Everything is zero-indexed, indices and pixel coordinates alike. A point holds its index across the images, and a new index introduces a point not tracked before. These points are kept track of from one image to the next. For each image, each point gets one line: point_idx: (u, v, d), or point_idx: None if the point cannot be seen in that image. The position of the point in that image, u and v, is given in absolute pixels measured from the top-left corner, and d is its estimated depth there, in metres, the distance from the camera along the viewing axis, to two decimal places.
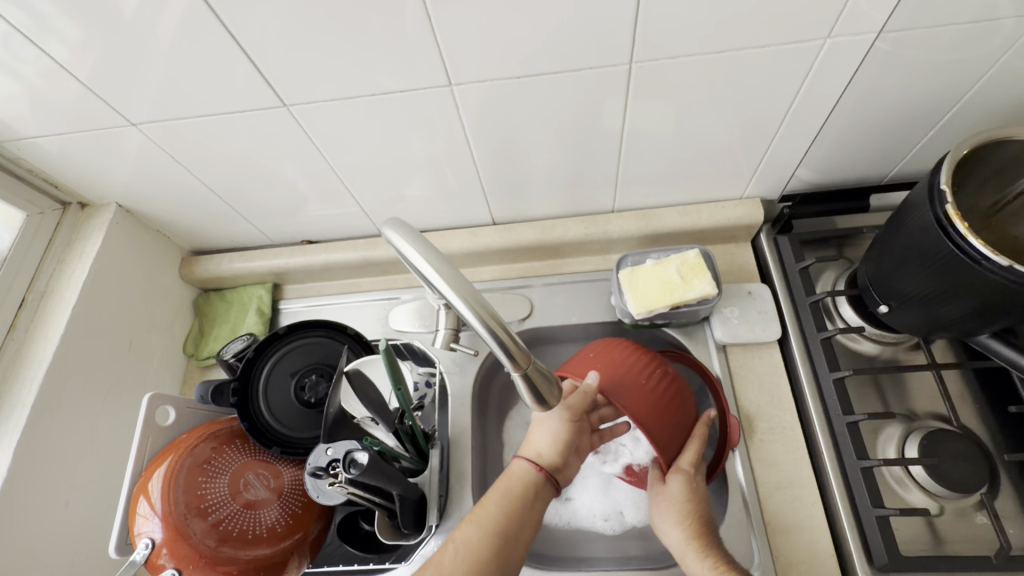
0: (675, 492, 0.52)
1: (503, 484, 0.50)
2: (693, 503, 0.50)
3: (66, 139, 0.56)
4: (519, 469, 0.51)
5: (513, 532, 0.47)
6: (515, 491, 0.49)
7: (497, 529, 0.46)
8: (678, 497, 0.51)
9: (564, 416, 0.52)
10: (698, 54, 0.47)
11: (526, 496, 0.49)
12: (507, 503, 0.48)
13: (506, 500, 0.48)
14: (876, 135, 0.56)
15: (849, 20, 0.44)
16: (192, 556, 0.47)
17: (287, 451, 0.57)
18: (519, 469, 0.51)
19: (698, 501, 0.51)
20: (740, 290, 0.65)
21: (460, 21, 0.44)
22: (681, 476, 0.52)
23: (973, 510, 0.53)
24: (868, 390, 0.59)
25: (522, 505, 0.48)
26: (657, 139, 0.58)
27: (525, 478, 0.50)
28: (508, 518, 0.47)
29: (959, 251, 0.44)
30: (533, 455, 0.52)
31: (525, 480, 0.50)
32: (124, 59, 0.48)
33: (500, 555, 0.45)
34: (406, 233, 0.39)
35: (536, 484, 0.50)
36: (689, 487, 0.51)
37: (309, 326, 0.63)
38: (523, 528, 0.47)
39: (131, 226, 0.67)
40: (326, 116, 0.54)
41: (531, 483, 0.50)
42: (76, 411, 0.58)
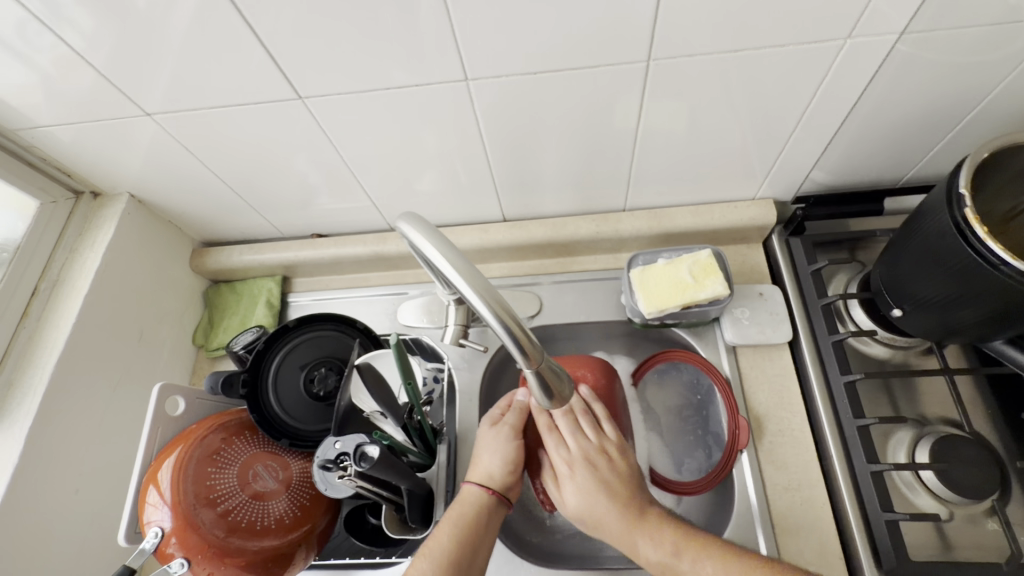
0: (574, 494, 0.49)
1: (457, 512, 0.50)
2: (598, 494, 0.48)
3: (79, 129, 0.56)
4: (472, 496, 0.50)
5: (470, 553, 0.46)
6: (464, 519, 0.48)
7: (455, 554, 0.46)
8: (584, 504, 0.49)
9: (509, 434, 0.54)
10: (716, 52, 0.47)
11: (482, 518, 0.49)
12: (457, 532, 0.47)
13: (461, 525, 0.48)
14: (893, 138, 0.56)
15: (871, 20, 0.43)
16: (201, 546, 0.47)
17: (296, 444, 0.57)
18: (471, 494, 0.51)
19: (603, 491, 0.48)
20: (750, 291, 0.65)
21: (477, 15, 0.44)
22: (575, 478, 0.50)
23: (983, 516, 0.52)
24: (879, 393, 0.59)
25: (480, 526, 0.48)
26: (670, 138, 0.57)
27: (478, 504, 0.50)
28: (463, 538, 0.47)
29: (978, 256, 0.43)
30: (481, 478, 0.52)
31: (479, 504, 0.50)
32: (138, 48, 0.48)
33: None
34: (422, 227, 0.40)
35: (489, 507, 0.50)
36: (582, 487, 0.49)
37: (320, 319, 0.63)
38: (480, 547, 0.47)
39: (142, 216, 0.68)
40: (340, 110, 0.54)
41: (482, 507, 0.50)
42: (87, 400, 0.58)
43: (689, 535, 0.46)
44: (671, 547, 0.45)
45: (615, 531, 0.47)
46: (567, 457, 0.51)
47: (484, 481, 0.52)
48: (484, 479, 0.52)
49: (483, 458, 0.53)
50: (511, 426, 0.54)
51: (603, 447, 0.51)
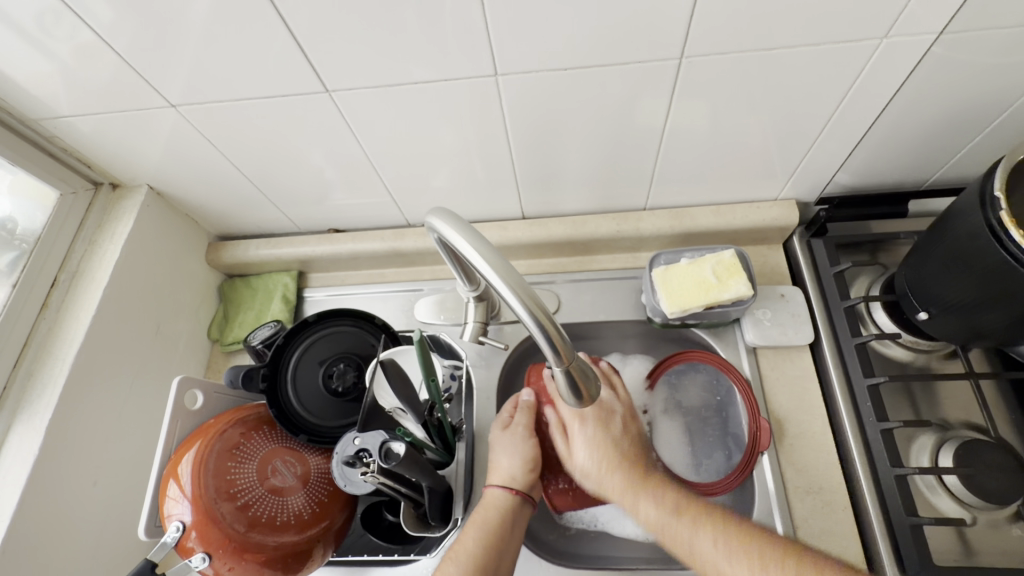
0: (583, 448, 0.52)
1: (485, 514, 0.49)
2: (606, 449, 0.51)
3: (101, 119, 0.56)
4: (497, 498, 0.50)
5: (497, 557, 0.46)
6: (490, 522, 0.48)
7: (482, 557, 0.45)
8: (589, 459, 0.52)
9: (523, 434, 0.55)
10: (749, 50, 0.46)
11: (508, 521, 0.49)
12: (482, 535, 0.47)
13: (486, 528, 0.48)
14: (921, 139, 0.56)
15: (909, 20, 0.43)
16: (222, 540, 0.47)
17: (313, 439, 0.57)
18: (497, 498, 0.50)
19: (610, 451, 0.51)
20: (772, 293, 0.65)
21: (510, 9, 0.43)
22: (584, 433, 0.53)
23: (1007, 522, 0.52)
24: (900, 397, 0.59)
25: (507, 528, 0.48)
26: (697, 137, 0.57)
27: (503, 507, 0.50)
28: (489, 542, 0.46)
29: (1011, 258, 0.43)
30: (502, 480, 0.52)
31: (504, 507, 0.50)
32: (165, 38, 0.47)
33: None
34: (453, 222, 0.39)
35: (514, 509, 0.50)
36: (592, 441, 0.52)
37: (339, 315, 0.63)
38: (507, 549, 0.47)
39: (160, 208, 0.67)
40: (365, 104, 0.54)
41: (508, 510, 0.49)
42: (106, 392, 0.58)
43: (687, 503, 0.47)
44: (668, 512, 0.47)
45: (615, 485, 0.50)
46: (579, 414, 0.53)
47: (507, 483, 0.51)
48: (505, 481, 0.52)
49: (499, 463, 0.53)
50: (524, 426, 0.55)
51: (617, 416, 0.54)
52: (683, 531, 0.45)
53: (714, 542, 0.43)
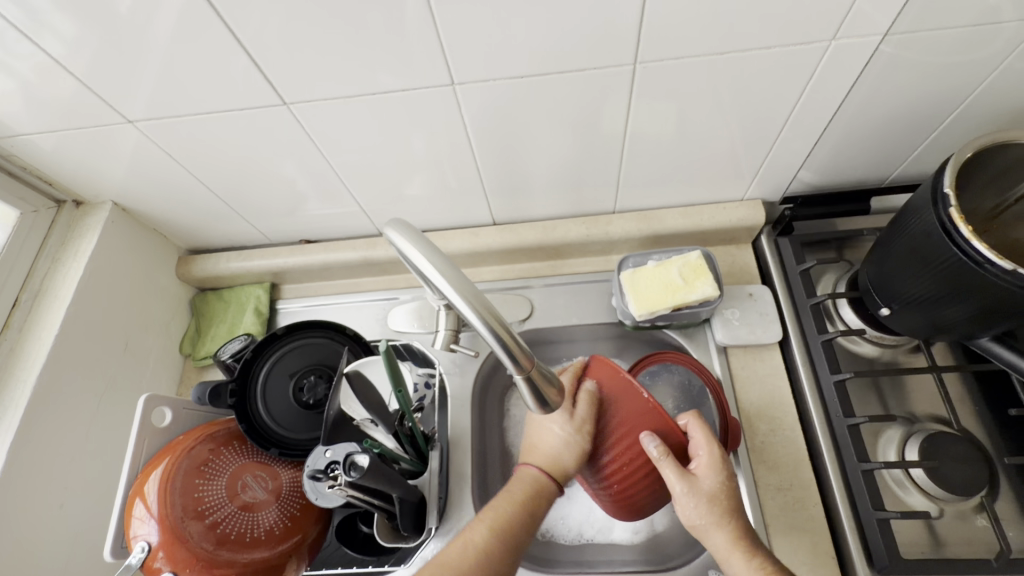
0: (709, 484, 0.45)
1: (509, 495, 0.48)
2: (717, 498, 0.45)
3: (61, 137, 0.56)
4: (527, 478, 0.48)
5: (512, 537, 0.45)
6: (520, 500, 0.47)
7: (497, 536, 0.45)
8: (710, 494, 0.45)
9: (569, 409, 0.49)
10: (700, 55, 0.47)
11: (539, 501, 0.47)
12: (497, 522, 0.45)
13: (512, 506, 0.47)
14: (878, 137, 0.56)
15: (854, 22, 0.44)
16: (189, 559, 0.46)
17: (284, 453, 0.56)
18: (529, 478, 0.48)
19: (723, 501, 0.45)
20: (740, 292, 0.65)
21: (462, 20, 0.44)
22: (710, 472, 0.45)
23: (973, 513, 0.52)
24: (869, 392, 0.59)
25: (523, 517, 0.46)
26: (659, 140, 0.57)
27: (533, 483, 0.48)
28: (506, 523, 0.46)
29: (962, 255, 0.44)
30: (539, 459, 0.49)
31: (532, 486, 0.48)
32: (120, 55, 0.47)
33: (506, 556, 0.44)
34: (408, 232, 0.39)
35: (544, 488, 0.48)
36: (714, 470, 0.45)
37: (305, 327, 0.62)
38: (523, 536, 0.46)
39: (126, 225, 0.67)
40: (326, 116, 0.54)
41: (537, 487, 0.48)
42: (70, 411, 0.57)
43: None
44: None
45: (721, 547, 0.44)
46: (709, 452, 0.46)
47: (545, 463, 0.48)
48: (544, 462, 0.48)
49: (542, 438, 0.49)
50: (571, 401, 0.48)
51: (718, 468, 0.45)
52: None
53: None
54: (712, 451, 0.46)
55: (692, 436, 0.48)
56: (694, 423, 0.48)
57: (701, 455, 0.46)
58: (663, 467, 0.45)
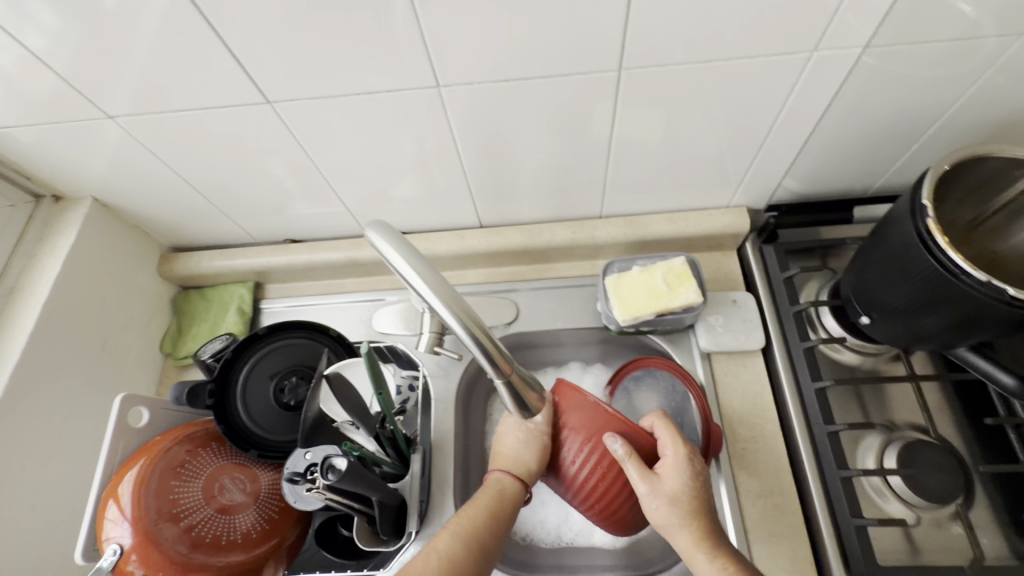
0: (672, 484, 0.45)
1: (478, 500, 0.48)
2: (682, 497, 0.45)
3: (39, 131, 0.55)
4: (494, 485, 0.50)
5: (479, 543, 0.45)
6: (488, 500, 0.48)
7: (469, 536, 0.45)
8: (675, 496, 0.45)
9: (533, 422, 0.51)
10: (684, 63, 0.47)
11: (506, 505, 0.48)
12: (467, 524, 0.45)
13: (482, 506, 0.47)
14: (862, 147, 0.57)
15: (837, 33, 0.44)
16: (163, 562, 0.46)
17: (264, 455, 0.56)
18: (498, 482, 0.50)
19: (687, 502, 0.44)
20: (724, 298, 0.66)
21: (447, 22, 0.44)
22: (675, 472, 0.45)
23: (949, 520, 0.53)
24: (849, 399, 0.60)
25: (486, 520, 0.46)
26: (644, 146, 0.58)
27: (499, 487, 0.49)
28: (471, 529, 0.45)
29: (939, 265, 0.44)
30: (503, 463, 0.51)
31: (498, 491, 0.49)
32: (98, 49, 0.46)
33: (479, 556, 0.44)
34: (387, 234, 0.39)
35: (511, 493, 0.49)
36: (678, 469, 0.46)
37: (289, 327, 0.62)
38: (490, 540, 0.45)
39: (106, 221, 0.66)
40: (311, 115, 0.53)
41: (504, 492, 0.49)
42: (43, 411, 0.56)
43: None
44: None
45: (685, 547, 0.44)
46: (675, 449, 0.47)
47: (510, 461, 0.51)
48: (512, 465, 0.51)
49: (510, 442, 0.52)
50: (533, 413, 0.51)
51: (685, 468, 0.46)
52: None
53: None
54: (677, 450, 0.47)
55: (658, 437, 0.48)
56: (660, 424, 0.49)
57: (668, 455, 0.47)
58: (626, 466, 0.46)
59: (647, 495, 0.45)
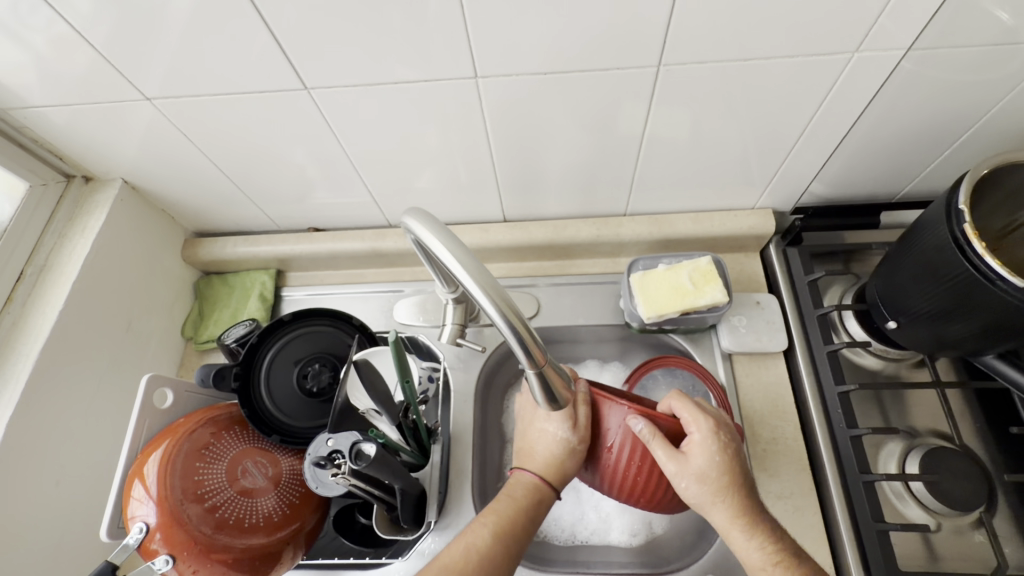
0: (701, 461, 0.44)
1: (509, 500, 0.48)
2: (714, 474, 0.43)
3: (74, 111, 0.55)
4: (523, 484, 0.48)
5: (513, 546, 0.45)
6: (518, 504, 0.47)
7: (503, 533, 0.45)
8: (707, 472, 0.43)
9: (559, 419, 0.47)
10: (722, 61, 0.47)
11: (538, 507, 0.48)
12: (500, 525, 0.45)
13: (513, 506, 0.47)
14: (893, 152, 0.57)
15: (878, 35, 0.44)
16: (187, 542, 0.46)
17: (286, 441, 0.56)
18: (528, 486, 0.48)
19: (720, 476, 0.43)
20: (747, 300, 0.66)
21: (489, 13, 0.44)
22: (702, 449, 0.44)
23: (971, 528, 0.53)
24: (870, 405, 0.60)
25: (524, 522, 0.46)
26: (674, 144, 0.58)
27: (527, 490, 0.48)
28: (504, 532, 0.45)
29: (975, 270, 0.44)
30: (536, 465, 0.48)
31: (528, 491, 0.48)
32: (139, 30, 0.47)
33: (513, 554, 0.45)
34: (428, 223, 0.40)
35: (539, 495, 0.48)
36: (704, 445, 0.44)
37: (314, 314, 0.62)
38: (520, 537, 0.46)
39: (135, 203, 0.66)
40: (345, 103, 0.54)
41: (533, 496, 0.48)
42: (69, 390, 0.56)
43: (798, 567, 0.42)
44: (772, 563, 0.42)
45: (723, 523, 0.44)
46: (699, 426, 0.45)
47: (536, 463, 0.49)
48: (544, 471, 0.48)
49: (542, 447, 0.48)
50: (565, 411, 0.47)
51: (712, 443, 0.44)
52: None
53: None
54: (702, 426, 0.45)
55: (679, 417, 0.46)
56: (678, 404, 0.47)
57: (692, 433, 0.45)
58: (653, 446, 0.44)
59: (678, 476, 0.44)
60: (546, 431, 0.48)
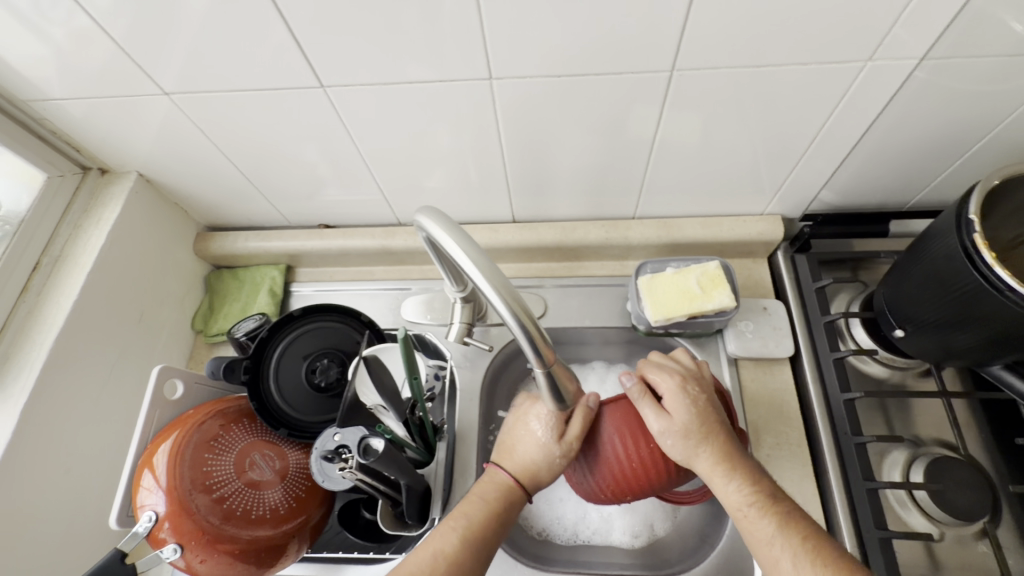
0: (678, 412, 0.45)
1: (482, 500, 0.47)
2: (691, 423, 0.45)
3: (93, 104, 0.56)
4: (497, 483, 0.48)
5: (480, 548, 0.44)
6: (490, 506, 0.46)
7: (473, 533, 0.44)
8: (686, 423, 0.45)
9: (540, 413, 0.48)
10: (735, 67, 0.48)
11: (508, 508, 0.47)
12: (468, 530, 0.44)
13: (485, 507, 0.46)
14: (904, 161, 0.57)
15: (892, 44, 0.44)
16: (195, 532, 0.47)
17: (294, 434, 0.56)
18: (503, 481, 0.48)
19: (697, 424, 0.45)
20: (755, 305, 0.66)
21: (505, 16, 0.44)
22: (676, 401, 0.46)
23: (974, 538, 0.53)
24: (875, 413, 0.60)
25: (492, 521, 0.45)
26: (684, 149, 0.58)
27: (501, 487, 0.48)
28: (471, 536, 0.44)
29: (984, 281, 0.44)
30: (512, 465, 0.48)
31: (500, 491, 0.47)
32: (158, 25, 0.47)
33: (481, 557, 0.44)
34: (442, 221, 0.40)
35: (511, 497, 0.47)
36: (678, 398, 0.46)
37: (324, 310, 0.63)
38: (489, 539, 0.45)
39: (149, 196, 0.67)
40: (359, 102, 0.54)
41: (506, 496, 0.47)
42: (82, 379, 0.57)
43: (777, 507, 0.42)
44: (755, 504, 0.42)
45: (710, 474, 0.44)
46: (671, 382, 0.47)
47: (515, 465, 0.48)
48: (522, 471, 0.48)
49: (523, 445, 0.49)
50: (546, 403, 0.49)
51: (684, 395, 0.46)
52: (761, 526, 0.41)
53: (780, 536, 0.40)
54: (671, 383, 0.47)
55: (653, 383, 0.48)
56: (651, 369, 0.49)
57: (664, 393, 0.47)
58: (642, 403, 0.47)
59: (661, 431, 0.45)
60: (526, 431, 0.49)
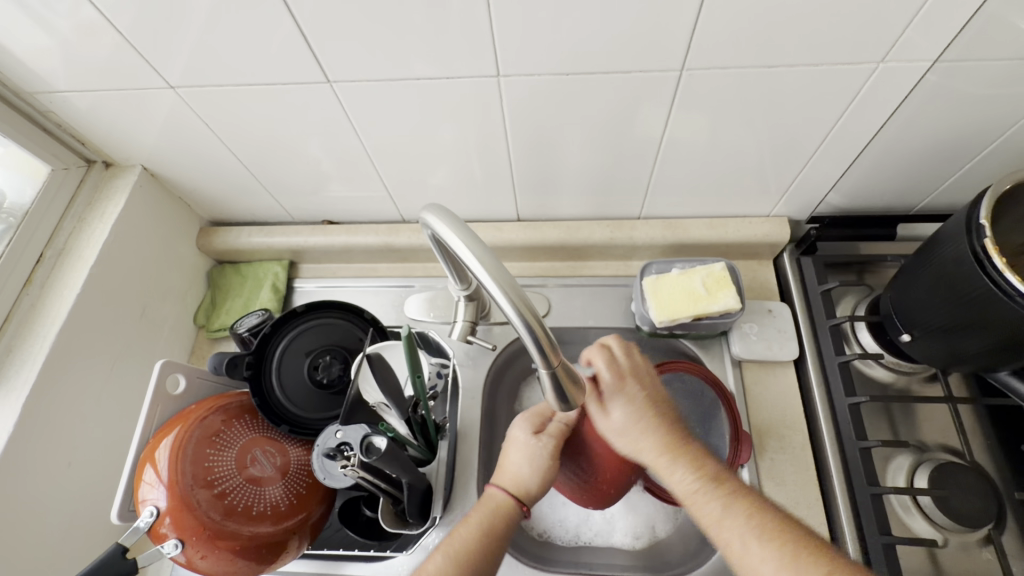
0: (619, 406, 0.47)
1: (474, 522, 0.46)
2: (633, 414, 0.46)
3: (97, 97, 0.56)
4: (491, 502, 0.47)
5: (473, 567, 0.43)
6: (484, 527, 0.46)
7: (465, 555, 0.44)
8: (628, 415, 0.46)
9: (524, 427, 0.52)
10: (745, 67, 0.47)
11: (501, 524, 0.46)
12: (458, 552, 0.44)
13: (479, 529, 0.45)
14: (913, 164, 0.57)
15: (904, 46, 0.44)
16: (196, 528, 0.46)
17: (295, 431, 0.56)
18: (497, 500, 0.47)
19: (639, 414, 0.46)
20: (760, 307, 0.65)
21: (515, 13, 0.44)
22: (615, 396, 0.47)
23: (978, 545, 0.52)
24: (880, 417, 0.59)
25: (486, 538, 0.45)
26: (691, 149, 0.57)
27: (497, 507, 0.47)
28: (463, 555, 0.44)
29: (995, 286, 0.44)
30: (504, 481, 0.48)
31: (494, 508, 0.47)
32: (164, 17, 0.47)
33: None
34: (449, 219, 0.40)
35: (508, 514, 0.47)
36: (617, 391, 0.47)
37: (328, 307, 0.63)
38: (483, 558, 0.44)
39: (153, 190, 0.67)
40: (365, 98, 0.54)
41: (500, 513, 0.46)
42: (84, 372, 0.57)
43: (722, 485, 0.42)
44: (701, 487, 0.42)
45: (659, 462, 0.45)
46: (609, 371, 0.47)
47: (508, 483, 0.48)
48: (511, 483, 0.48)
49: (510, 459, 0.50)
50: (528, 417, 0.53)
51: (623, 395, 0.47)
52: (707, 507, 0.41)
53: (727, 515, 0.40)
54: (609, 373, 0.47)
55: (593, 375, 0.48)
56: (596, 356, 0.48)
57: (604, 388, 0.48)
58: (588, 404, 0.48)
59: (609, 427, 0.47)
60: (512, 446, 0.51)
